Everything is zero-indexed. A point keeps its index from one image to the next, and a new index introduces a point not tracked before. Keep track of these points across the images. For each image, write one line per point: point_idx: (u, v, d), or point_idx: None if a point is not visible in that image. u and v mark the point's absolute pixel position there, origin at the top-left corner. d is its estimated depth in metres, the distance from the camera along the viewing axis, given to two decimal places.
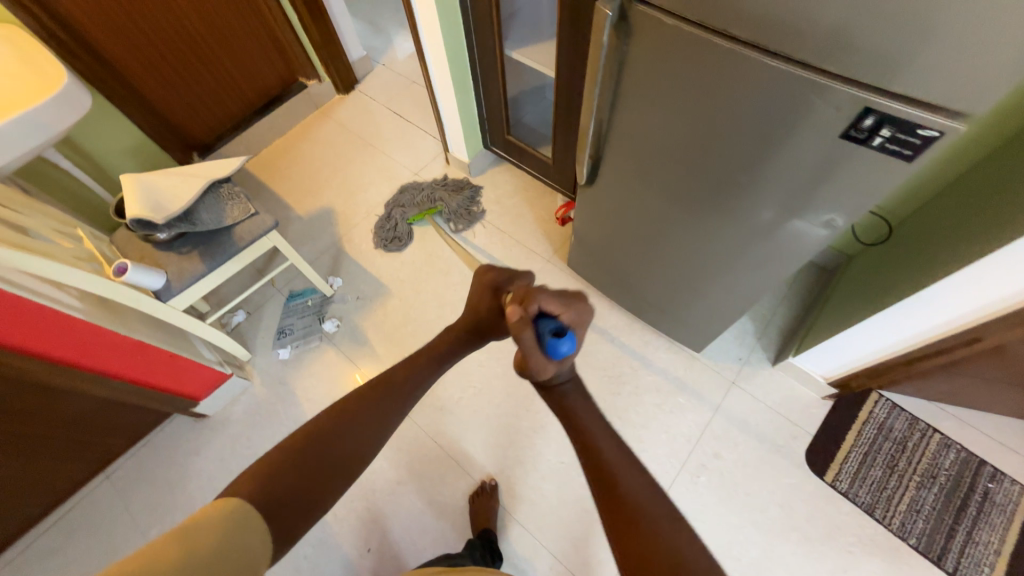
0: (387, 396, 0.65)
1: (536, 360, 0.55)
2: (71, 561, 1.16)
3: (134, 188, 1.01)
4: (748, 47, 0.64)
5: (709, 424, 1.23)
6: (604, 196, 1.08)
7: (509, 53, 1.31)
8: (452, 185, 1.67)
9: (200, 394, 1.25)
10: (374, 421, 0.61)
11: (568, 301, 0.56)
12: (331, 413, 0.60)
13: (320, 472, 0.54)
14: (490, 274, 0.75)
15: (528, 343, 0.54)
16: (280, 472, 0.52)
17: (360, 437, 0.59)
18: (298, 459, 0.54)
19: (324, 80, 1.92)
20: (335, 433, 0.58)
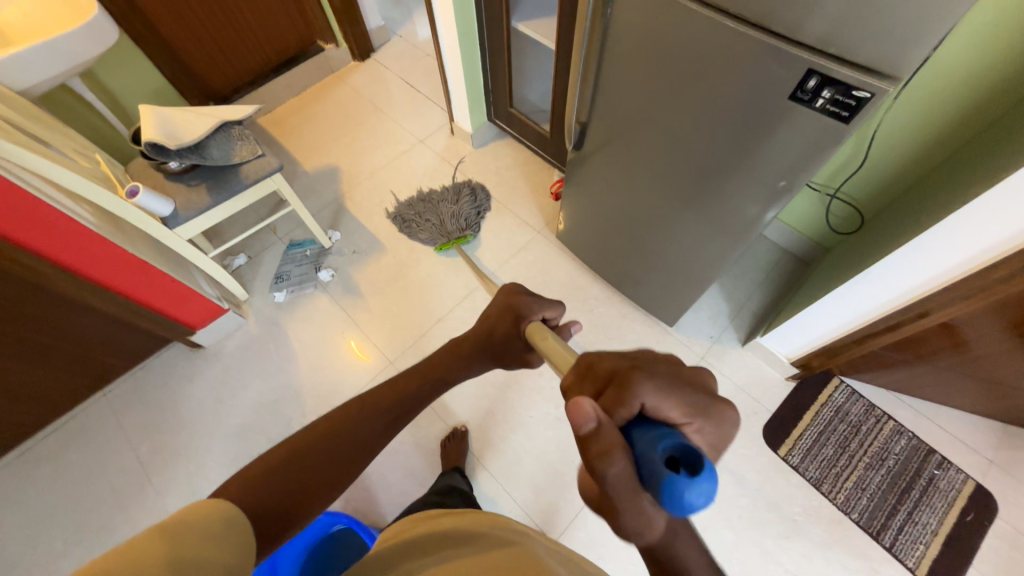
0: (387, 407, 0.61)
1: (637, 508, 0.38)
2: (66, 465, 1.25)
3: (151, 118, 1.08)
4: (718, 13, 0.70)
5: None
6: (591, 164, 1.14)
7: (515, 26, 1.34)
8: (465, 198, 1.60)
9: (197, 323, 1.32)
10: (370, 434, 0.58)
11: (680, 402, 0.41)
12: (336, 412, 0.59)
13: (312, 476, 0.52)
14: (523, 296, 0.69)
15: (620, 477, 0.38)
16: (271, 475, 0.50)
17: (360, 444, 0.57)
18: (295, 453, 0.53)
19: (341, 45, 1.98)
20: (327, 441, 0.55)
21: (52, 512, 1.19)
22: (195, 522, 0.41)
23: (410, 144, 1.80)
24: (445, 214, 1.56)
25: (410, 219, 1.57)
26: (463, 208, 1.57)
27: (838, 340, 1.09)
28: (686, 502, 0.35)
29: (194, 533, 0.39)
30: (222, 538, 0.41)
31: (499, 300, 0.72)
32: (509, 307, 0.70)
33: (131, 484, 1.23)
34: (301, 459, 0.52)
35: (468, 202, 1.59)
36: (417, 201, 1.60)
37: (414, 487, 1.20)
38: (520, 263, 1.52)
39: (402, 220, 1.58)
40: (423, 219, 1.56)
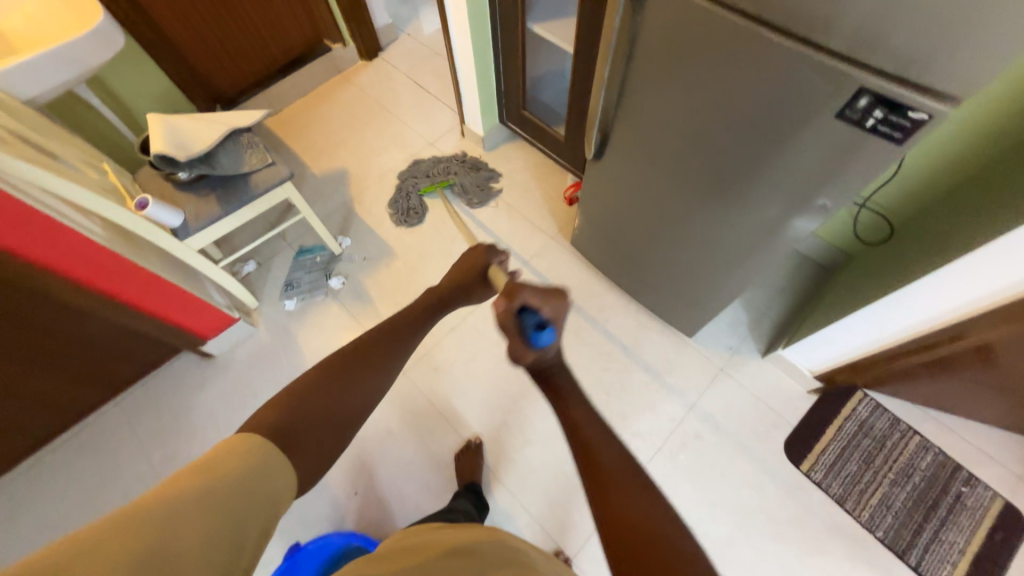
0: (378, 353, 0.68)
1: (519, 351, 0.58)
2: (79, 475, 1.24)
3: (159, 127, 1.05)
4: (757, 23, 0.66)
5: (691, 410, 1.25)
6: (611, 172, 1.11)
7: (531, 27, 1.30)
8: (468, 170, 1.64)
9: (208, 333, 1.30)
10: (369, 374, 0.64)
11: (551, 296, 0.58)
12: (337, 356, 0.64)
13: (330, 414, 0.57)
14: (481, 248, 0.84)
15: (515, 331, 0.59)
16: (294, 414, 0.54)
17: (362, 388, 0.62)
18: (315, 394, 0.58)
19: (348, 45, 1.94)
20: (332, 386, 0.60)
21: (65, 523, 1.19)
22: (235, 457, 0.47)
23: (420, 147, 1.76)
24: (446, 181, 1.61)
25: (412, 184, 1.62)
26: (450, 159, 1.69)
27: (873, 352, 1.06)
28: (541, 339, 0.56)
29: (231, 467, 0.45)
30: (256, 475, 0.46)
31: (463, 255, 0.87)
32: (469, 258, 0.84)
33: (145, 495, 1.22)
34: (317, 398, 0.57)
35: (469, 171, 1.64)
36: (420, 168, 1.67)
37: (429, 501, 1.18)
38: (533, 270, 1.48)
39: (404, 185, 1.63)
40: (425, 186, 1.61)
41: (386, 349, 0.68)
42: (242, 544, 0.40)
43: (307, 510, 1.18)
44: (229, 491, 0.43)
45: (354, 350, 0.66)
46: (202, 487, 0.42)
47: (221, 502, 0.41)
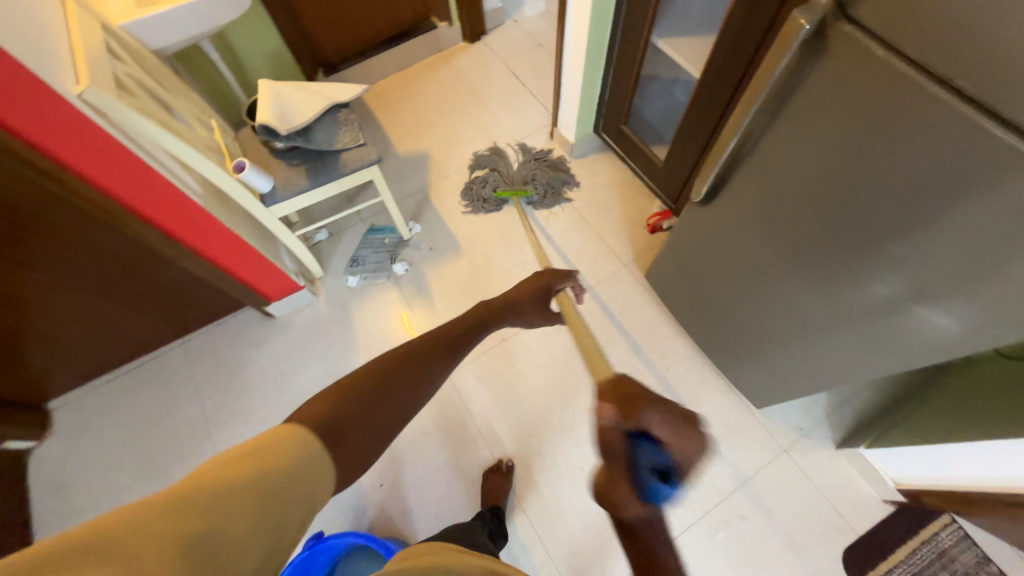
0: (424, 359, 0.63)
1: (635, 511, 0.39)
2: (140, 403, 1.33)
3: (268, 94, 1.07)
4: (968, 103, 0.52)
5: (742, 485, 1.15)
6: (714, 220, 1.00)
7: (654, 40, 1.20)
8: (542, 164, 1.61)
9: (274, 295, 1.35)
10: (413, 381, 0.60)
11: (684, 431, 0.38)
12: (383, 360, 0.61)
13: (381, 414, 0.55)
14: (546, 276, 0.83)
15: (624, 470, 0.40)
16: (346, 404, 0.53)
17: (414, 386, 0.60)
18: (370, 388, 0.56)
19: (454, 25, 1.90)
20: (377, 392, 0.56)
21: (123, 445, 1.28)
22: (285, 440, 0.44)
23: (505, 142, 1.71)
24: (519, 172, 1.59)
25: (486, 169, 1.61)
26: (526, 161, 1.62)
27: (961, 489, 0.93)
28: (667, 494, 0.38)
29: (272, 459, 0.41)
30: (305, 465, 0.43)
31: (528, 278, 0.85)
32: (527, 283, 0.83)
33: (193, 436, 1.29)
34: (358, 399, 0.54)
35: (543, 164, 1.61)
36: (495, 155, 1.65)
37: (449, 511, 1.17)
38: (597, 295, 1.40)
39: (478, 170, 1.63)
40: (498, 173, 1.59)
41: (446, 350, 0.66)
42: (283, 536, 0.37)
43: None
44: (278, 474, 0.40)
45: (417, 346, 0.64)
46: (255, 467, 0.39)
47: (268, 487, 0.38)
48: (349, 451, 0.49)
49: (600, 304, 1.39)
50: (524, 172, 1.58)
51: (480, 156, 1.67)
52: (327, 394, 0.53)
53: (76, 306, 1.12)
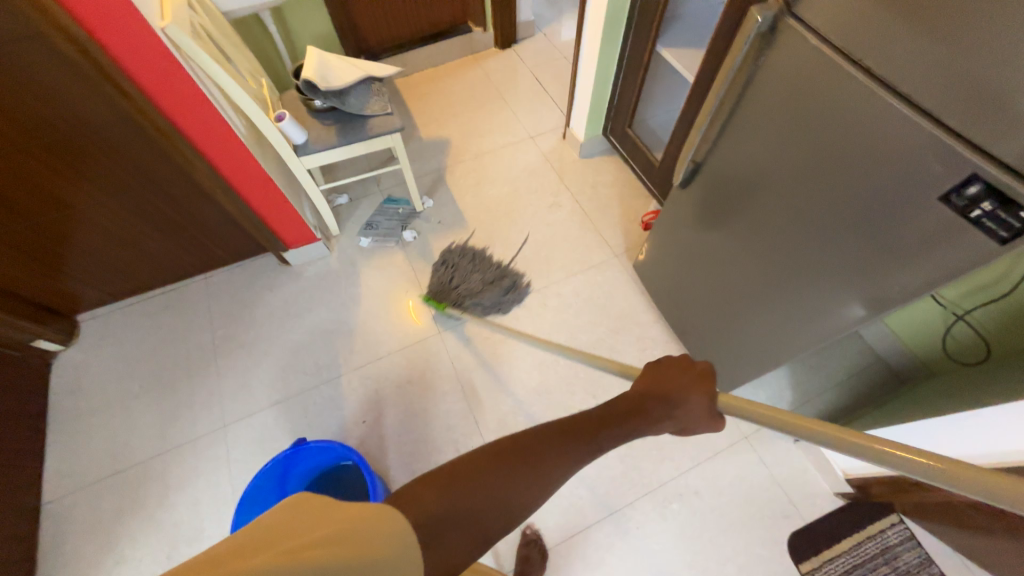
0: (525, 467, 0.47)
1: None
2: (156, 325, 1.45)
3: (313, 57, 1.22)
4: (887, 90, 0.63)
5: (677, 477, 1.18)
6: (693, 206, 1.09)
7: (659, 50, 1.32)
8: (494, 290, 1.46)
9: (293, 243, 1.48)
10: (504, 491, 0.46)
11: None
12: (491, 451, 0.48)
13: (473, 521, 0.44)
14: (700, 372, 0.57)
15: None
16: (457, 496, 0.44)
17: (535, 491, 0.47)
18: (482, 483, 0.45)
19: (488, 31, 2.09)
20: (474, 493, 0.45)
21: (135, 358, 1.40)
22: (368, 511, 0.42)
23: (521, 138, 1.85)
24: (468, 284, 1.46)
25: (449, 263, 1.52)
26: (484, 275, 1.49)
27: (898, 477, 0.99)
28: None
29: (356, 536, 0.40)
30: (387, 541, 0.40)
31: (679, 361, 0.60)
32: (679, 371, 0.58)
33: (199, 359, 1.40)
34: (456, 491, 0.44)
35: (498, 289, 1.47)
36: (469, 254, 1.54)
37: (423, 453, 1.25)
38: (586, 280, 1.50)
39: (444, 258, 1.54)
40: (452, 273, 1.49)
41: (570, 449, 0.50)
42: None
43: (318, 422, 1.29)
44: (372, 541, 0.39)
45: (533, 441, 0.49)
46: (315, 547, 0.38)
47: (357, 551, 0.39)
48: (443, 553, 0.42)
49: (589, 287, 1.48)
50: (466, 288, 1.46)
51: (459, 249, 1.55)
52: (434, 479, 0.45)
53: (119, 224, 1.26)
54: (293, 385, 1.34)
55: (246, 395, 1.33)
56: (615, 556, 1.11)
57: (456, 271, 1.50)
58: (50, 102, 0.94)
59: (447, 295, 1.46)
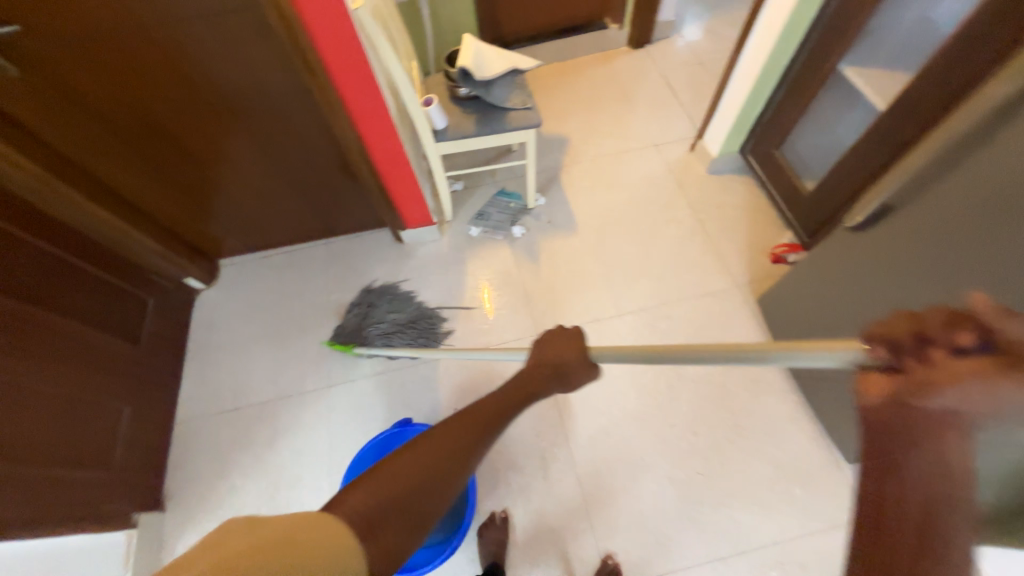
0: (450, 454, 0.52)
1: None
2: (281, 281, 1.57)
3: (468, 45, 1.23)
4: None
5: (780, 543, 1.07)
6: (862, 251, 0.96)
7: (842, 68, 1.17)
8: (409, 333, 1.42)
9: (412, 224, 1.53)
10: (435, 474, 0.50)
11: None
12: (415, 446, 0.52)
13: (411, 509, 0.47)
14: (569, 338, 0.66)
15: (939, 407, 0.31)
16: (388, 488, 0.47)
17: (456, 459, 0.52)
18: (415, 474, 0.49)
19: (623, 28, 2.02)
20: (407, 485, 0.48)
21: (260, 308, 1.52)
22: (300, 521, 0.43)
23: (644, 144, 1.76)
24: (380, 327, 1.42)
25: (364, 305, 1.47)
26: (400, 317, 1.45)
27: None
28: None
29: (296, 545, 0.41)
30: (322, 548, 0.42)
31: (552, 333, 0.67)
32: (552, 340, 0.67)
33: (313, 318, 1.49)
34: (387, 487, 0.48)
35: (413, 336, 1.42)
36: (388, 294, 1.49)
37: (511, 456, 1.20)
38: (700, 307, 1.39)
39: (361, 298, 1.49)
40: (366, 315, 1.45)
41: (485, 423, 0.58)
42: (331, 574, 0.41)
43: (412, 400, 1.33)
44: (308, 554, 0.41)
45: (449, 428, 0.55)
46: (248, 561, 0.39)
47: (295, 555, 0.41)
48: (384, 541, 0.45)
49: (701, 316, 1.38)
50: (379, 331, 1.42)
51: (378, 288, 1.51)
52: (362, 483, 0.47)
53: (270, 185, 1.37)
54: (394, 359, 1.40)
55: (351, 361, 1.40)
56: None
57: (372, 311, 1.46)
58: (238, 58, 1.01)
59: (356, 339, 1.41)
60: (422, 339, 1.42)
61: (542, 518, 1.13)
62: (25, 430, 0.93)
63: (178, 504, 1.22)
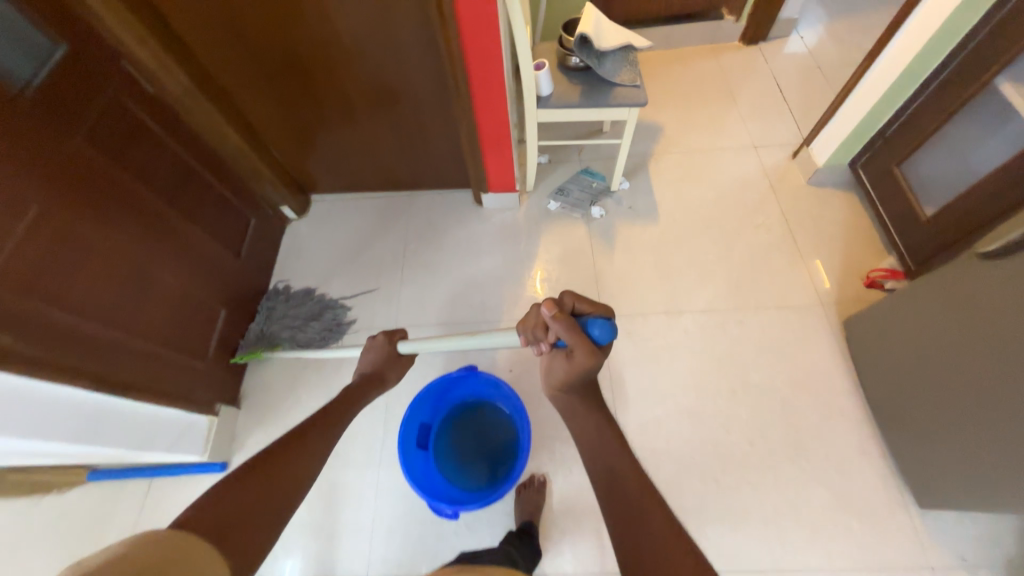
0: (286, 463, 0.71)
1: (580, 347, 0.70)
2: (364, 223, 1.65)
3: (588, 15, 1.22)
4: None
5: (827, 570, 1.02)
6: (987, 283, 0.88)
7: (998, 84, 1.06)
8: (319, 322, 1.43)
9: (495, 188, 1.56)
10: (284, 479, 0.68)
11: None
12: (255, 466, 0.68)
13: (265, 509, 0.63)
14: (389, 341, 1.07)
15: (560, 369, 0.76)
16: (243, 496, 0.63)
17: (303, 460, 0.73)
18: (263, 484, 0.66)
19: (739, 22, 1.90)
20: (255, 495, 0.64)
21: (341, 245, 1.61)
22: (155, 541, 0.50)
23: (741, 144, 1.69)
24: (288, 323, 1.41)
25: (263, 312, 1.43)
26: (308, 309, 1.45)
27: None
28: (598, 336, 0.71)
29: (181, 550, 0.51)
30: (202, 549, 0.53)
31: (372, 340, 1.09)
32: (373, 349, 1.07)
33: (388, 263, 1.57)
34: (241, 499, 0.62)
35: (315, 330, 1.42)
36: (288, 294, 1.48)
37: (558, 425, 1.22)
38: (777, 318, 1.33)
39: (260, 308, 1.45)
40: (269, 319, 1.42)
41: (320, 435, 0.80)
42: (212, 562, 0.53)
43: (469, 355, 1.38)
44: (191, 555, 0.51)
45: (283, 449, 0.73)
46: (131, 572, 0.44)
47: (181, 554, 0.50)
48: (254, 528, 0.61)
49: (777, 327, 1.32)
50: (289, 327, 1.40)
51: (275, 292, 1.49)
52: (218, 498, 0.61)
53: (371, 129, 1.44)
54: (459, 313, 1.45)
55: (418, 308, 1.47)
56: None
57: (276, 311, 1.44)
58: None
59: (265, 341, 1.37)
60: (333, 324, 1.44)
61: (580, 490, 1.15)
62: (149, 309, 1.06)
63: (252, 405, 1.34)
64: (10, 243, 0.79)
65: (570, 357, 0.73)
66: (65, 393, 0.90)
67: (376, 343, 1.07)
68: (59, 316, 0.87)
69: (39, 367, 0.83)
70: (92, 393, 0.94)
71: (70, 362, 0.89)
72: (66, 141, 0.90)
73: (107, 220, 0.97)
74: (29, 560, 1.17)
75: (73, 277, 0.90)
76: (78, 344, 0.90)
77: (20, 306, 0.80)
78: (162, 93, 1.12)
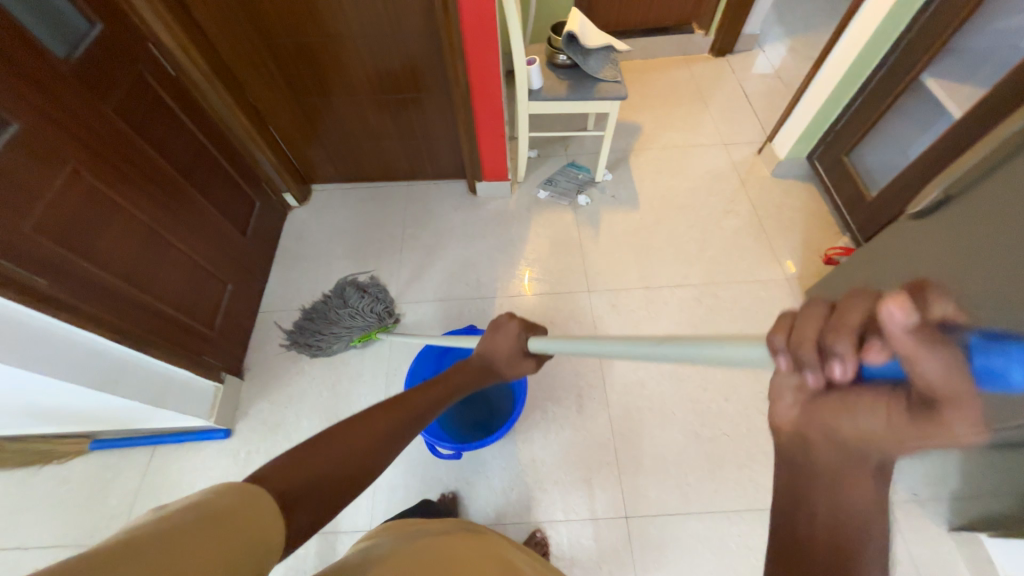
0: (369, 436, 0.57)
1: (965, 401, 0.28)
2: (363, 210, 1.74)
3: (575, 18, 1.37)
4: None
5: None
6: (918, 240, 1.02)
7: (924, 79, 1.23)
8: (365, 296, 1.41)
9: (489, 177, 1.67)
10: (359, 455, 0.54)
11: None
12: (335, 431, 0.56)
13: (331, 490, 0.50)
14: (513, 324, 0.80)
15: (851, 423, 0.33)
16: (311, 467, 0.50)
17: (381, 443, 0.58)
18: (337, 455, 0.53)
19: (708, 35, 2.11)
20: (326, 468, 0.51)
21: (342, 230, 1.69)
22: (207, 505, 0.39)
23: (712, 142, 1.85)
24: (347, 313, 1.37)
25: (318, 340, 1.38)
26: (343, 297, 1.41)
27: None
28: (1004, 381, 0.27)
29: (238, 514, 0.40)
30: (263, 518, 0.42)
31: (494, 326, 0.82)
32: (496, 332, 0.82)
33: (387, 246, 1.65)
34: (313, 463, 0.51)
35: (375, 301, 1.41)
36: (314, 314, 1.41)
37: (550, 388, 1.31)
38: (748, 291, 1.46)
39: (306, 343, 1.39)
40: (330, 327, 1.38)
41: (410, 416, 0.64)
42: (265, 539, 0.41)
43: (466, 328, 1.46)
44: (244, 524, 0.40)
45: (368, 418, 0.59)
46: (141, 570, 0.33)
47: (233, 521, 0.39)
48: (309, 515, 0.47)
49: (747, 299, 1.45)
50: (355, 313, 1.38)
51: (302, 326, 1.40)
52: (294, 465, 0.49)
53: (374, 120, 1.54)
54: (456, 291, 1.54)
55: (417, 286, 1.56)
56: (708, 548, 1.10)
57: (327, 318, 1.39)
58: None
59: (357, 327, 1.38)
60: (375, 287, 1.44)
61: (571, 445, 1.23)
62: (163, 273, 1.12)
63: (254, 377, 1.39)
64: (49, 195, 0.87)
65: (915, 416, 0.31)
66: (87, 342, 0.95)
67: (502, 323, 0.82)
68: (86, 266, 0.93)
69: (72, 314, 0.89)
70: (114, 346, 1.00)
71: (96, 314, 0.95)
72: (99, 108, 0.97)
73: (133, 187, 1.05)
74: (31, 524, 1.19)
75: (100, 233, 0.96)
76: (103, 295, 0.96)
77: (55, 253, 0.87)
78: (182, 76, 1.21)
